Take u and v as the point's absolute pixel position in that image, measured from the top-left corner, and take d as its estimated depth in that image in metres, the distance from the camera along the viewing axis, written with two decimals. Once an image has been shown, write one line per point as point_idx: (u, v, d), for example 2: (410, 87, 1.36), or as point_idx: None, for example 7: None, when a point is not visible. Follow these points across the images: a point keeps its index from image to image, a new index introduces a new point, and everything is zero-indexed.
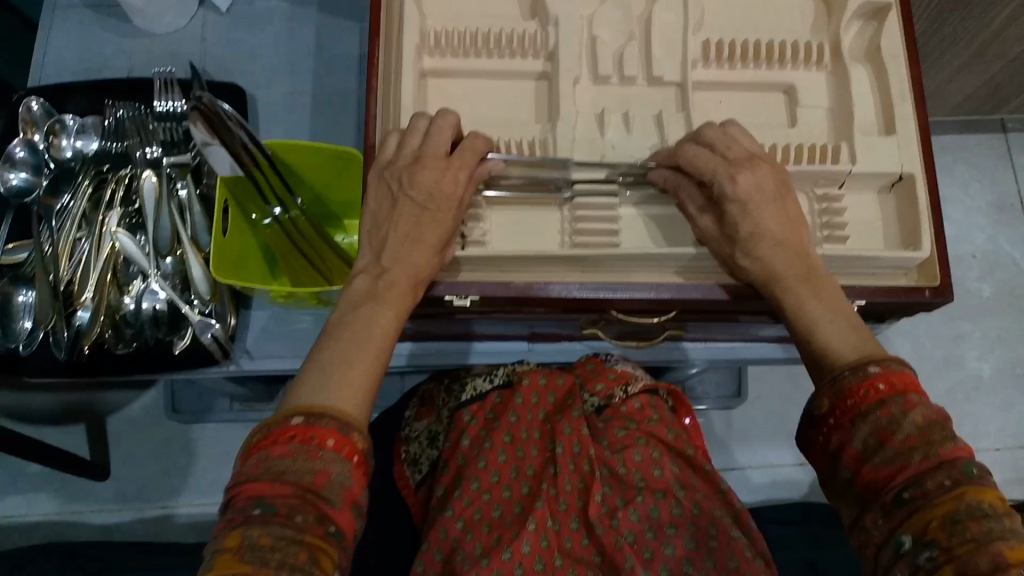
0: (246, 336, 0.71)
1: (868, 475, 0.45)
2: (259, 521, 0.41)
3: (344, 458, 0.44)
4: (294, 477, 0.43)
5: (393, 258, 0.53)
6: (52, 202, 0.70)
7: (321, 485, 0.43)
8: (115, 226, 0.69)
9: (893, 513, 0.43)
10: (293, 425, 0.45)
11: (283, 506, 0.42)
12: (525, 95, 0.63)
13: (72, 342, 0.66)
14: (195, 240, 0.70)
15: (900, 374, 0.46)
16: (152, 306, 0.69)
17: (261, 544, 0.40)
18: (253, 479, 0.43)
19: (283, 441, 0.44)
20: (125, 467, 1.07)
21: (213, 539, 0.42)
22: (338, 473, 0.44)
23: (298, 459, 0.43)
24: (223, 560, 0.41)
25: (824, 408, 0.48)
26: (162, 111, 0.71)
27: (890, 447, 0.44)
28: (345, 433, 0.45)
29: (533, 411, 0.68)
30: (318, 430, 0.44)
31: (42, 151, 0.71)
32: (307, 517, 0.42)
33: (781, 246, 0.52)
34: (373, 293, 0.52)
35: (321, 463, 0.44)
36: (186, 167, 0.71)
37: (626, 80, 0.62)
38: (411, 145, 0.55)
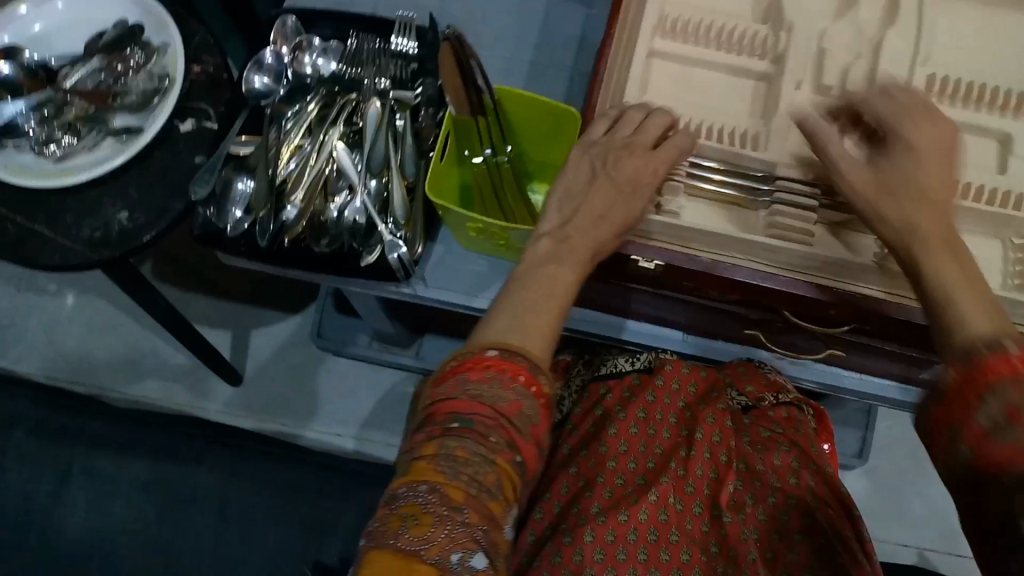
0: (427, 266, 0.76)
1: (1004, 456, 0.41)
2: (457, 433, 0.44)
3: (534, 396, 0.46)
4: (490, 400, 0.45)
5: (579, 226, 0.53)
6: (283, 108, 0.77)
7: (513, 413, 0.45)
8: (336, 139, 0.75)
9: (1018, 497, 0.40)
10: (488, 357, 0.46)
11: (479, 423, 0.44)
12: (742, 92, 0.66)
13: (276, 233, 0.73)
14: (402, 169, 0.74)
15: (1016, 355, 0.42)
16: (352, 217, 0.73)
17: (456, 456, 0.43)
18: (451, 398, 0.45)
19: (479, 368, 0.46)
20: (258, 381, 1.13)
21: (409, 448, 0.45)
22: (527, 406, 0.46)
23: (494, 386, 0.45)
24: (419, 464, 0.43)
25: (949, 377, 0.44)
26: (396, 48, 0.78)
27: (1020, 425, 0.41)
28: (535, 373, 0.47)
29: (672, 397, 0.68)
30: (513, 364, 0.46)
31: (287, 63, 0.79)
32: (500, 440, 0.44)
33: (932, 210, 0.50)
34: (556, 255, 0.52)
35: (514, 394, 0.45)
36: (407, 103, 0.76)
37: (846, 94, 0.63)
38: (621, 133, 0.56)
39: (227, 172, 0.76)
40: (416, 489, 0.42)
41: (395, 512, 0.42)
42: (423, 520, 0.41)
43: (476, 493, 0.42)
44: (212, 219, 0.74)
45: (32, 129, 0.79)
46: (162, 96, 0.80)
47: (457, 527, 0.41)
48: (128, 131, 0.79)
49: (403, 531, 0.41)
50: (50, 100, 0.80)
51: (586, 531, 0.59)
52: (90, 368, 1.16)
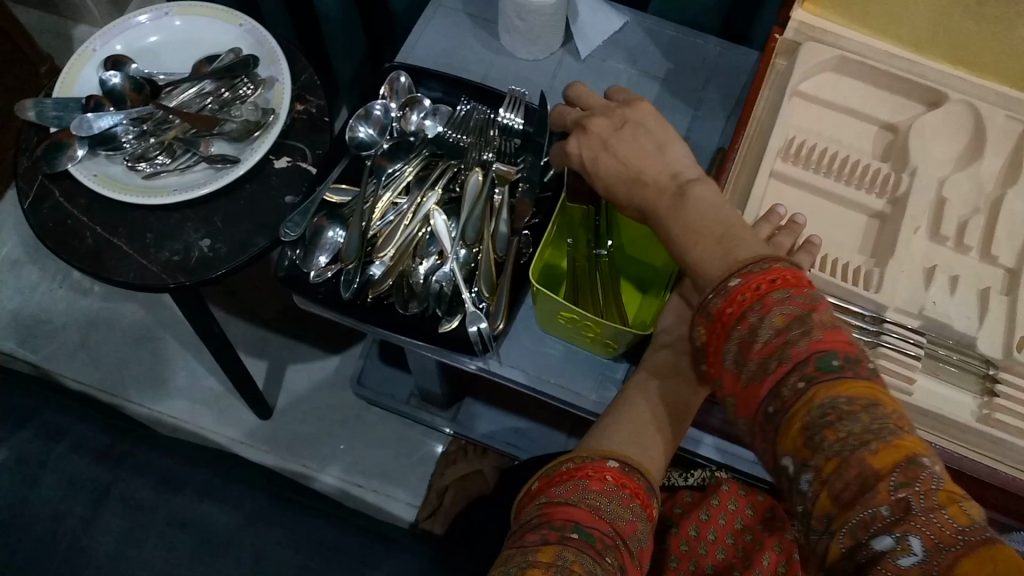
0: (504, 343, 0.74)
1: (746, 397, 0.45)
2: (575, 544, 0.45)
3: (648, 518, 0.48)
4: (609, 516, 0.47)
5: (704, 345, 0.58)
6: (384, 163, 0.77)
7: (628, 533, 0.47)
8: (433, 204, 0.75)
9: (769, 431, 0.44)
10: (610, 468, 0.49)
11: (597, 539, 0.45)
12: (854, 227, 0.66)
13: (361, 288, 0.72)
14: (494, 242, 0.73)
15: (761, 277, 0.45)
16: (438, 283, 0.73)
17: (574, 569, 0.43)
18: (571, 504, 0.47)
19: (600, 479, 0.48)
20: (286, 416, 1.12)
21: (524, 548, 0.46)
22: (641, 529, 0.48)
23: (613, 501, 0.48)
24: (536, 568, 0.44)
25: (701, 336, 0.48)
26: (506, 122, 0.76)
27: (753, 361, 0.45)
28: (648, 493, 0.50)
29: (727, 517, 0.70)
30: (633, 482, 0.49)
31: (394, 117, 0.79)
32: (614, 560, 0.45)
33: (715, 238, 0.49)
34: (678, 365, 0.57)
35: (631, 514, 0.47)
36: (508, 178, 0.76)
37: (960, 248, 0.63)
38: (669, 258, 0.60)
39: (320, 218, 0.75)
40: None
41: None
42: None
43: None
44: (297, 263, 0.73)
45: (129, 142, 0.79)
46: (263, 130, 0.79)
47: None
48: (223, 159, 0.78)
49: None
50: (151, 116, 0.81)
51: None
52: (118, 374, 1.15)
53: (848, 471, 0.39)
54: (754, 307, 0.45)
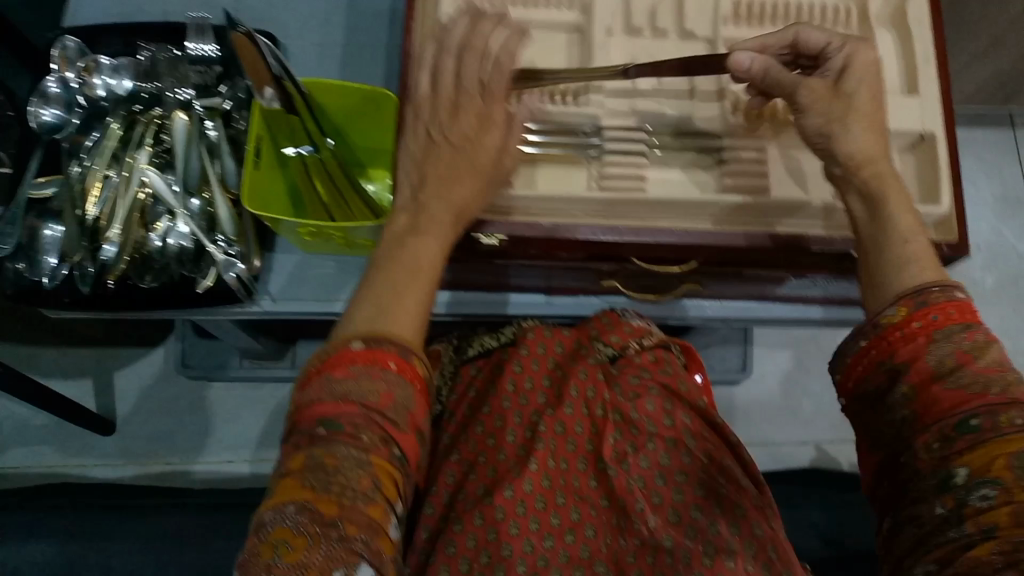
0: (271, 280, 0.72)
1: (937, 399, 0.45)
2: (325, 439, 0.42)
3: (406, 382, 0.45)
4: (359, 397, 0.44)
5: (434, 195, 0.52)
6: (81, 140, 0.71)
7: (385, 405, 0.44)
8: (144, 163, 0.69)
9: (954, 438, 0.44)
10: (353, 350, 0.45)
11: (349, 425, 0.43)
12: (556, 45, 0.64)
13: (99, 276, 0.68)
14: (223, 182, 0.70)
15: (948, 304, 0.47)
16: (177, 243, 0.69)
17: (327, 463, 0.42)
18: (318, 400, 0.44)
19: (344, 364, 0.45)
20: (131, 422, 1.08)
21: (279, 460, 0.44)
22: (400, 394, 0.45)
23: (361, 380, 0.44)
24: (290, 478, 0.42)
25: (897, 317, 0.48)
26: (195, 54, 0.72)
27: (967, 369, 0.45)
28: (406, 356, 0.46)
29: (539, 361, 0.67)
30: (381, 353, 0.45)
31: (75, 89, 0.72)
32: (372, 437, 0.43)
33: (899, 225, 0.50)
34: (414, 228, 0.51)
35: (382, 385, 0.45)
36: (216, 110, 0.72)
37: (657, 33, 0.63)
38: (444, 85, 0.53)
39: (32, 220, 0.70)
40: (285, 511, 0.40)
41: (266, 540, 0.40)
42: (297, 544, 0.39)
43: (350, 501, 0.41)
44: (25, 273, 0.68)
45: None
46: None
47: (334, 542, 0.40)
48: None
49: (276, 560, 0.39)
50: None
51: (476, 517, 0.58)
52: None
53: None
54: (955, 327, 0.47)
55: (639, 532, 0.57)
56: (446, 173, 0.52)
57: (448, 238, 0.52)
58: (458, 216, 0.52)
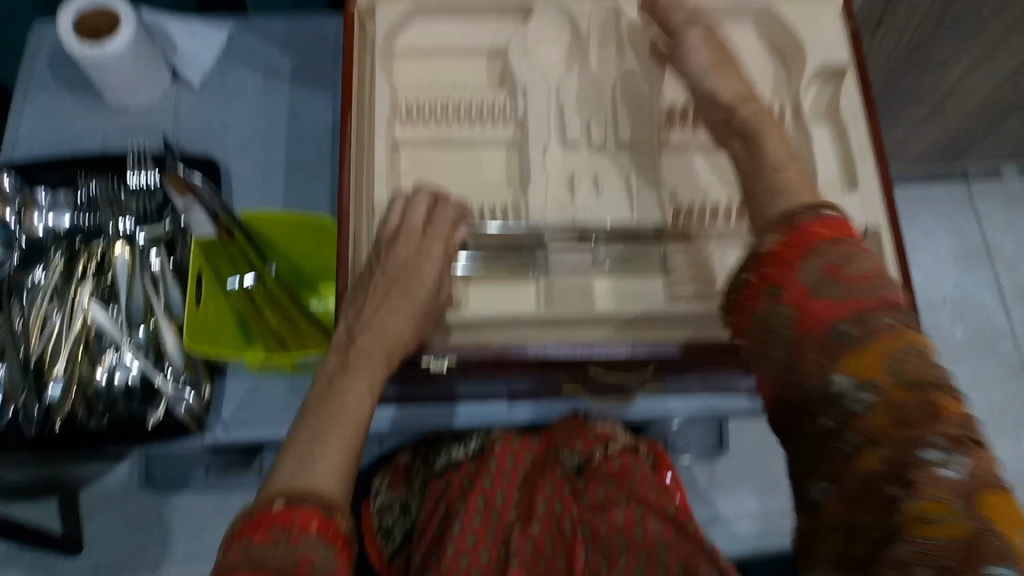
0: (222, 407, 0.70)
1: (813, 313, 0.43)
2: None
3: (328, 543, 0.42)
4: (275, 564, 0.41)
5: (365, 329, 0.53)
6: (22, 277, 0.69)
7: (304, 571, 0.41)
8: (87, 297, 0.67)
9: (834, 347, 0.42)
10: (275, 511, 0.43)
11: None
12: (496, 159, 0.64)
13: (44, 416, 0.66)
14: (170, 310, 0.69)
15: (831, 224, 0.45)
16: (125, 379, 0.67)
17: None
18: (233, 568, 0.41)
19: (264, 528, 0.42)
20: (99, 541, 1.05)
21: None
22: (321, 557, 0.42)
23: (279, 545, 0.41)
24: None
25: (772, 245, 0.46)
26: (135, 184, 0.71)
27: (840, 283, 0.43)
28: (330, 516, 0.44)
29: (509, 475, 0.68)
30: (302, 513, 0.43)
31: (13, 225, 0.70)
32: None
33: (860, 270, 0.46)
34: (347, 366, 0.51)
35: (302, 548, 0.41)
36: (160, 238, 0.71)
37: (596, 145, 0.63)
38: (389, 224, 0.56)
39: None
40: None
41: None
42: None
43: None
44: None
45: None
46: None
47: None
48: None
49: None
50: None
51: None
52: None
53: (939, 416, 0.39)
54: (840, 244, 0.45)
55: None
56: (382, 308, 0.53)
57: (377, 381, 0.51)
58: (388, 356, 0.52)
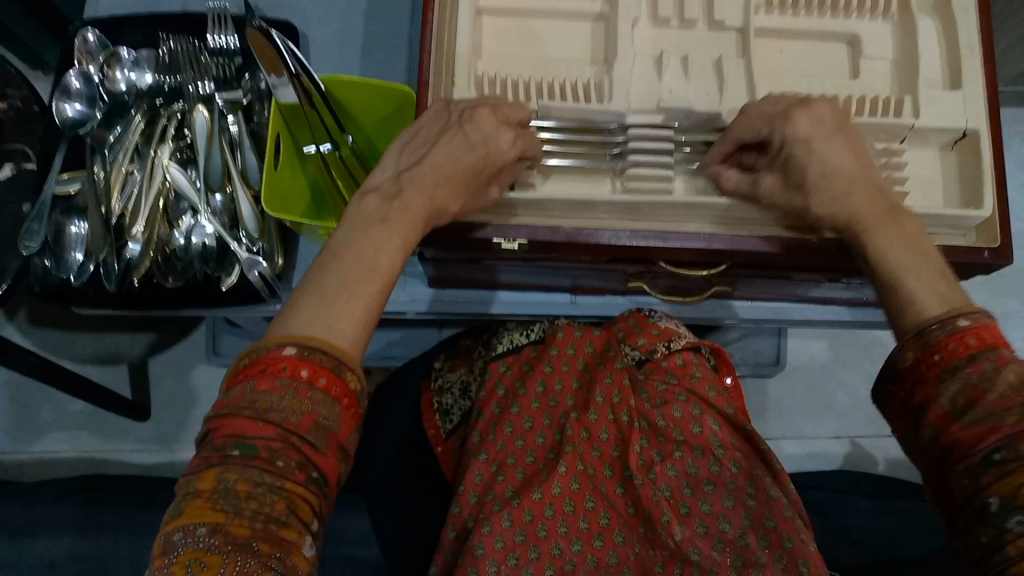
0: (295, 277, 0.72)
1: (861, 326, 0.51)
2: (236, 462, 0.37)
3: (333, 401, 0.40)
4: (278, 416, 0.38)
5: (411, 180, 0.47)
6: (105, 134, 0.71)
7: (307, 428, 0.38)
8: (166, 160, 0.69)
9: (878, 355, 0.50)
10: (286, 357, 0.39)
11: (264, 448, 0.38)
12: (581, 37, 0.62)
13: (124, 273, 0.67)
14: (245, 176, 0.70)
15: (925, 284, 0.46)
16: (201, 241, 0.69)
17: (236, 491, 0.37)
18: (231, 414, 0.38)
19: (270, 373, 0.39)
20: (166, 409, 1.09)
21: (186, 475, 0.38)
22: (325, 416, 0.39)
23: (285, 396, 0.39)
24: (195, 501, 0.37)
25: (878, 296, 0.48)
26: (215, 46, 0.71)
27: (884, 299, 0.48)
28: (338, 372, 0.40)
29: (569, 362, 0.66)
30: (310, 367, 0.39)
31: (98, 83, 0.72)
32: (289, 463, 0.38)
33: (853, 183, 0.49)
34: (383, 213, 0.45)
35: (307, 404, 0.39)
36: (237, 104, 0.71)
37: (686, 24, 0.60)
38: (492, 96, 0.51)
39: (58, 217, 0.70)
40: (195, 535, 0.36)
41: (176, 562, 0.36)
42: (209, 564, 0.35)
43: (263, 525, 0.36)
44: (52, 270, 0.69)
45: None
46: None
47: (247, 562, 0.35)
48: None
49: None
50: None
51: (503, 518, 0.56)
52: None
53: (940, 366, 0.44)
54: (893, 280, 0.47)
55: (667, 544, 0.55)
56: (449, 164, 0.47)
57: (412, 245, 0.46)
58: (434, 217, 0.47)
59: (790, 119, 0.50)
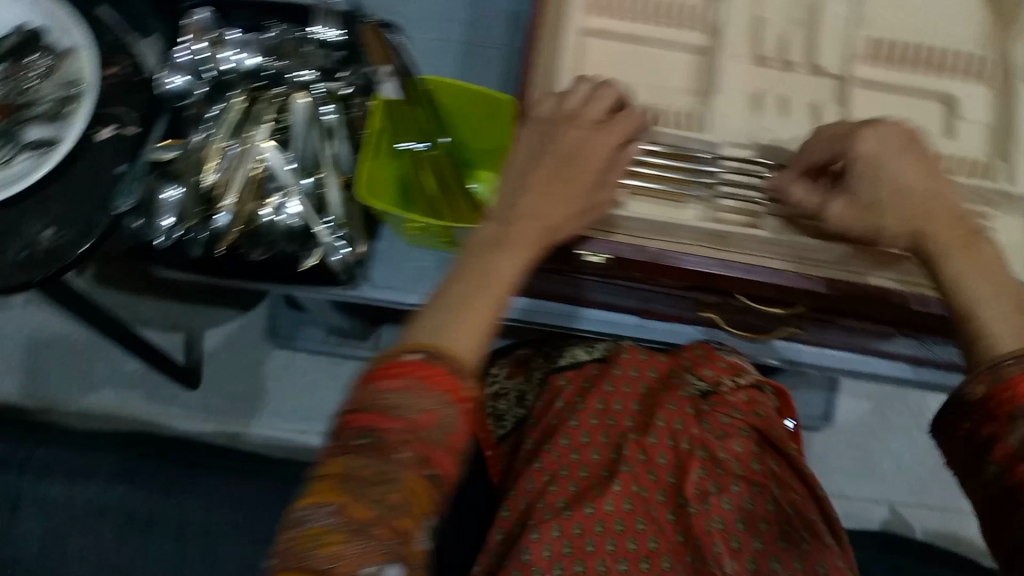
0: (373, 265, 0.75)
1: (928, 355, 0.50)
2: (362, 450, 0.39)
3: (451, 405, 0.41)
4: (402, 414, 0.40)
5: (525, 201, 0.49)
6: (205, 109, 0.74)
7: (428, 426, 0.40)
8: (263, 140, 0.72)
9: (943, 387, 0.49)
10: (410, 360, 0.41)
11: (388, 441, 0.39)
12: (682, 67, 0.62)
13: (210, 242, 0.71)
14: (337, 164, 0.72)
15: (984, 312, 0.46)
16: (287, 219, 0.71)
17: (361, 476, 0.39)
18: (360, 408, 0.40)
19: (397, 373, 0.41)
20: (216, 381, 1.12)
21: (316, 457, 0.41)
22: (445, 417, 0.41)
23: (410, 396, 0.40)
24: (323, 481, 0.39)
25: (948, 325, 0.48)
26: (320, 38, 0.73)
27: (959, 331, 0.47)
28: (460, 377, 0.41)
29: (631, 384, 0.68)
30: (433, 371, 0.41)
31: (202, 59, 0.73)
32: (410, 455, 0.40)
33: (924, 204, 0.49)
34: (499, 236, 0.48)
35: (430, 404, 0.40)
36: (336, 94, 0.73)
37: (787, 66, 0.61)
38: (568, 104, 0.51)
39: (152, 181, 0.71)
40: (320, 512, 0.38)
41: (301, 534, 0.38)
42: (332, 542, 0.37)
43: (382, 513, 0.38)
44: (142, 231, 0.71)
45: None
46: (74, 103, 0.73)
47: (366, 545, 0.37)
48: (42, 143, 0.72)
49: (310, 553, 0.37)
50: None
51: (554, 528, 0.57)
52: (33, 379, 1.11)
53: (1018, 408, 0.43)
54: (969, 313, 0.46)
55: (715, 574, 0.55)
56: (559, 183, 0.50)
57: (526, 263, 0.48)
58: (548, 232, 0.49)
59: (857, 137, 0.50)
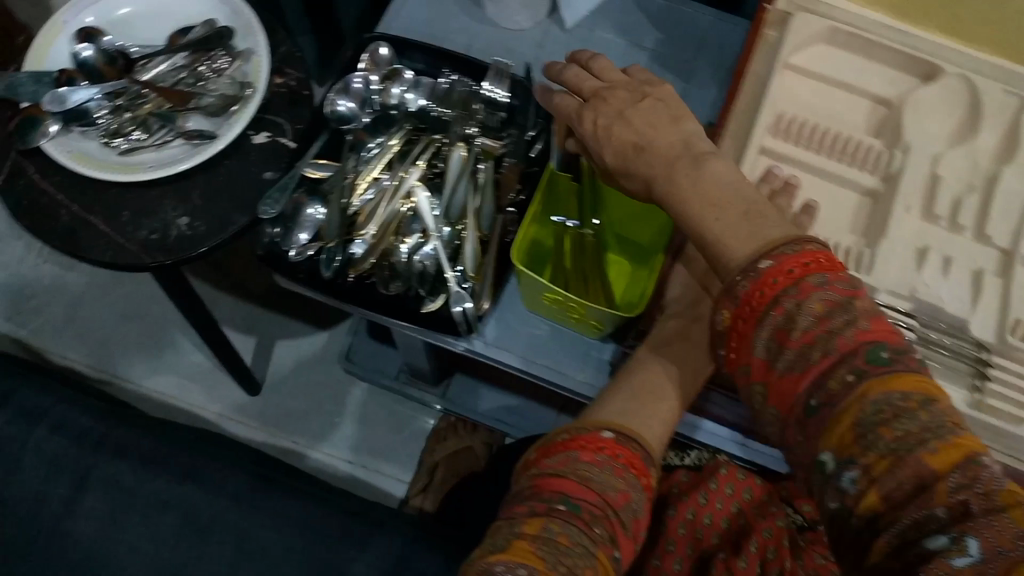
0: (488, 323, 0.73)
1: (779, 388, 0.43)
2: (562, 516, 0.43)
3: (642, 489, 0.46)
4: (599, 487, 0.45)
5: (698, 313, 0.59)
6: (365, 138, 0.76)
7: (620, 505, 0.45)
8: (415, 180, 0.73)
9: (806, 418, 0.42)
10: (604, 438, 0.48)
11: (585, 511, 0.43)
12: (847, 205, 0.64)
13: (342, 266, 0.71)
14: (479, 218, 0.71)
15: (794, 259, 0.43)
16: (421, 262, 0.70)
17: (559, 542, 0.42)
18: (561, 474, 0.45)
19: (592, 449, 0.47)
20: (275, 393, 1.13)
21: (511, 519, 0.44)
22: (635, 500, 0.46)
23: (606, 473, 0.46)
24: (521, 540, 0.42)
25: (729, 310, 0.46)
26: (488, 94, 0.74)
27: (790, 349, 0.42)
28: (647, 464, 0.48)
29: (724, 502, 0.67)
30: (625, 452, 0.47)
31: (374, 90, 0.75)
32: (603, 532, 0.43)
33: (656, 157, 0.51)
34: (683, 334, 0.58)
35: (624, 485, 0.46)
36: (491, 153, 0.74)
37: (955, 227, 0.62)
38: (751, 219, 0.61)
39: (299, 195, 0.73)
40: (515, 571, 0.40)
41: None
42: None
43: None
44: (277, 241, 0.71)
45: (104, 117, 0.77)
46: (239, 103, 0.77)
47: None
48: (200, 134, 0.76)
49: None
50: (126, 91, 0.79)
51: None
52: (106, 349, 1.16)
53: (802, 374, 0.42)
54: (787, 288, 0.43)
55: None
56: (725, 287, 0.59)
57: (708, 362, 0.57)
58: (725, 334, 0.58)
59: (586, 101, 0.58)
